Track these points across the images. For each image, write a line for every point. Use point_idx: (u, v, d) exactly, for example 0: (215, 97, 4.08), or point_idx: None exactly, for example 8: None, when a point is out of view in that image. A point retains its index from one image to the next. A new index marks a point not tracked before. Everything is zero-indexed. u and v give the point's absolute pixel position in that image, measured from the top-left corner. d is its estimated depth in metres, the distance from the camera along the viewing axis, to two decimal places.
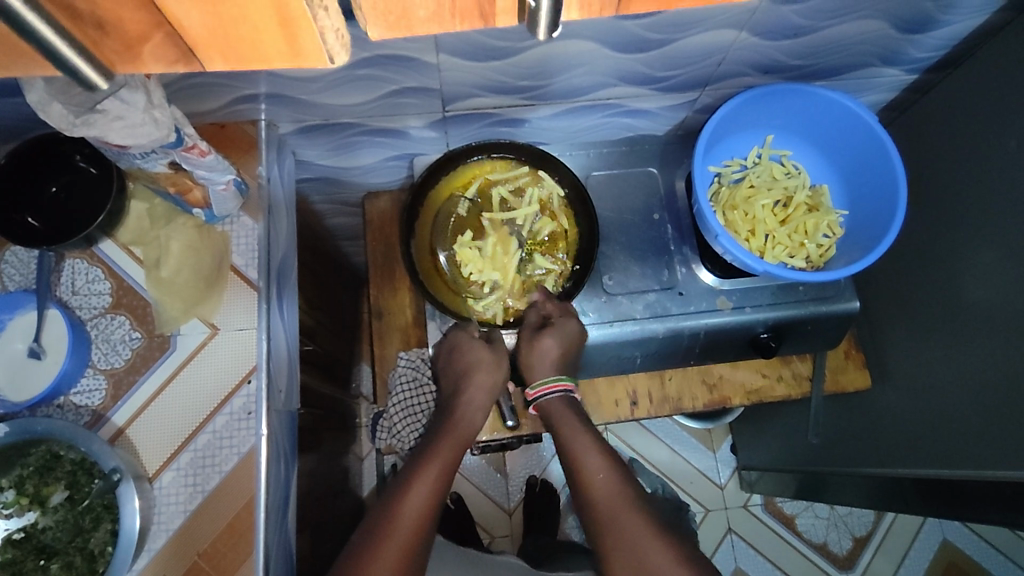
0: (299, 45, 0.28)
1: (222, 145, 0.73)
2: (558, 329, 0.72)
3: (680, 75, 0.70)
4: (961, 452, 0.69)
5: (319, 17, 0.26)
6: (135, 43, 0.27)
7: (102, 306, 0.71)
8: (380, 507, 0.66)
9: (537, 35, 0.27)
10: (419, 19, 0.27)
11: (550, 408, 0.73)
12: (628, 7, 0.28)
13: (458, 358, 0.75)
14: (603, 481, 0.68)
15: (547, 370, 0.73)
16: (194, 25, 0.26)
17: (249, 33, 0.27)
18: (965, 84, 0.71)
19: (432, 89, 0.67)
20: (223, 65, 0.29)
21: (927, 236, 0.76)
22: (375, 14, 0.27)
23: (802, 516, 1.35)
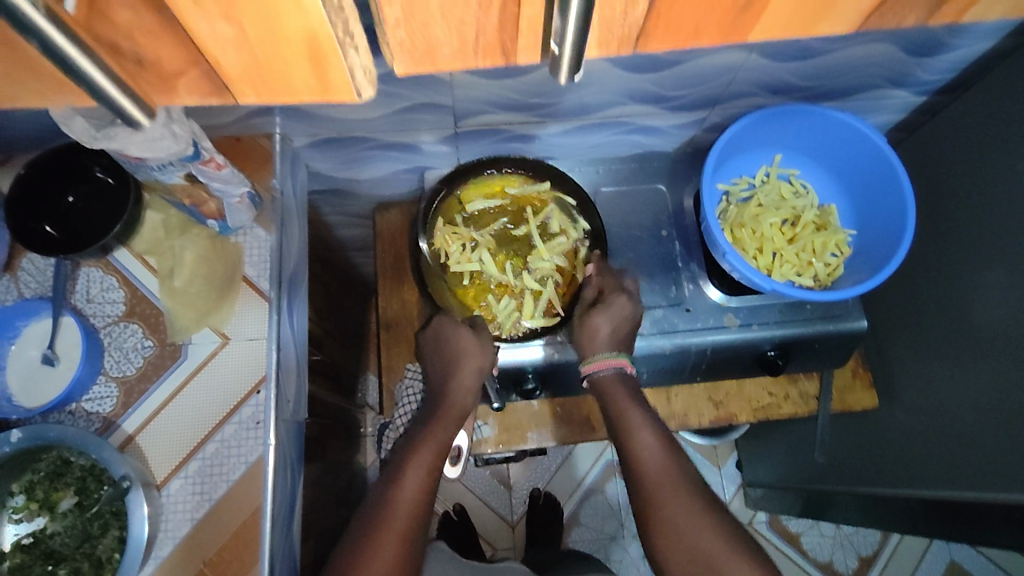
0: (327, 81, 0.31)
1: (237, 159, 0.74)
2: (611, 306, 0.72)
3: (689, 94, 0.71)
4: (970, 474, 0.68)
5: (348, 55, 0.29)
6: (170, 77, 0.31)
7: (116, 314, 0.72)
8: (380, 487, 0.67)
9: (557, 78, 0.32)
10: (446, 55, 0.30)
11: (603, 384, 0.71)
12: (643, 44, 0.32)
13: (445, 345, 0.74)
14: (651, 454, 0.67)
15: (600, 347, 0.72)
16: (229, 62, 0.29)
17: (281, 68, 0.30)
18: (973, 106, 0.71)
19: (445, 106, 0.68)
20: (253, 97, 0.32)
21: (935, 256, 0.77)
22: (404, 52, 0.30)
23: (807, 535, 1.34)
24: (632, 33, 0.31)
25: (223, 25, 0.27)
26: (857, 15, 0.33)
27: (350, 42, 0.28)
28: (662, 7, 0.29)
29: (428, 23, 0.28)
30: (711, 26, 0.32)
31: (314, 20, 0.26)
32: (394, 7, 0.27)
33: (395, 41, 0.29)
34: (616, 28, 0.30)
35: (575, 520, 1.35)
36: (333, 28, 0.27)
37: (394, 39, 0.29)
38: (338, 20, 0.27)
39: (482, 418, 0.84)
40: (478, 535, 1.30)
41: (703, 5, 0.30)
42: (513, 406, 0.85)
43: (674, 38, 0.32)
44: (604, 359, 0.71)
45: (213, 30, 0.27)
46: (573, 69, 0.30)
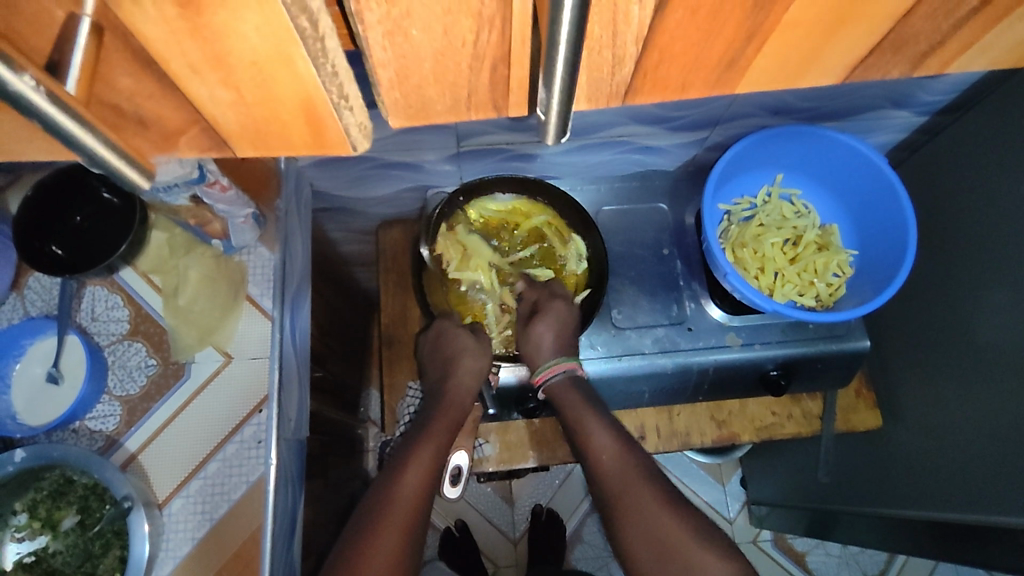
0: (323, 137, 0.32)
1: (240, 180, 0.68)
2: (547, 314, 0.73)
3: (691, 114, 0.72)
4: (976, 498, 0.68)
5: (343, 115, 0.30)
6: (172, 135, 0.32)
7: (120, 333, 0.73)
8: (380, 484, 0.64)
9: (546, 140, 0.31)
10: (439, 111, 0.31)
11: (554, 391, 0.71)
12: (632, 98, 0.33)
13: (444, 345, 0.75)
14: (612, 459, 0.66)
15: (548, 355, 0.72)
16: (229, 121, 0.31)
17: (277, 127, 0.31)
18: (975, 128, 0.71)
19: (447, 127, 0.69)
20: (252, 151, 0.34)
21: (938, 277, 0.76)
22: (398, 109, 0.31)
23: (813, 554, 1.33)
24: (621, 90, 0.32)
25: (221, 90, 0.28)
26: (841, 69, 0.33)
27: (345, 104, 0.30)
28: (653, 67, 0.30)
29: (421, 84, 0.29)
30: (700, 82, 0.32)
31: (310, 84, 0.28)
32: (388, 70, 0.28)
33: (389, 100, 0.30)
34: (605, 86, 0.31)
35: (578, 537, 1.34)
36: (326, 91, 0.28)
37: (388, 99, 0.30)
38: (333, 86, 0.28)
39: (484, 436, 0.84)
40: (480, 552, 1.30)
41: (694, 64, 0.30)
42: (515, 425, 0.85)
43: (660, 94, 0.33)
44: (548, 369, 0.72)
45: (212, 94, 0.29)
46: (559, 133, 0.30)
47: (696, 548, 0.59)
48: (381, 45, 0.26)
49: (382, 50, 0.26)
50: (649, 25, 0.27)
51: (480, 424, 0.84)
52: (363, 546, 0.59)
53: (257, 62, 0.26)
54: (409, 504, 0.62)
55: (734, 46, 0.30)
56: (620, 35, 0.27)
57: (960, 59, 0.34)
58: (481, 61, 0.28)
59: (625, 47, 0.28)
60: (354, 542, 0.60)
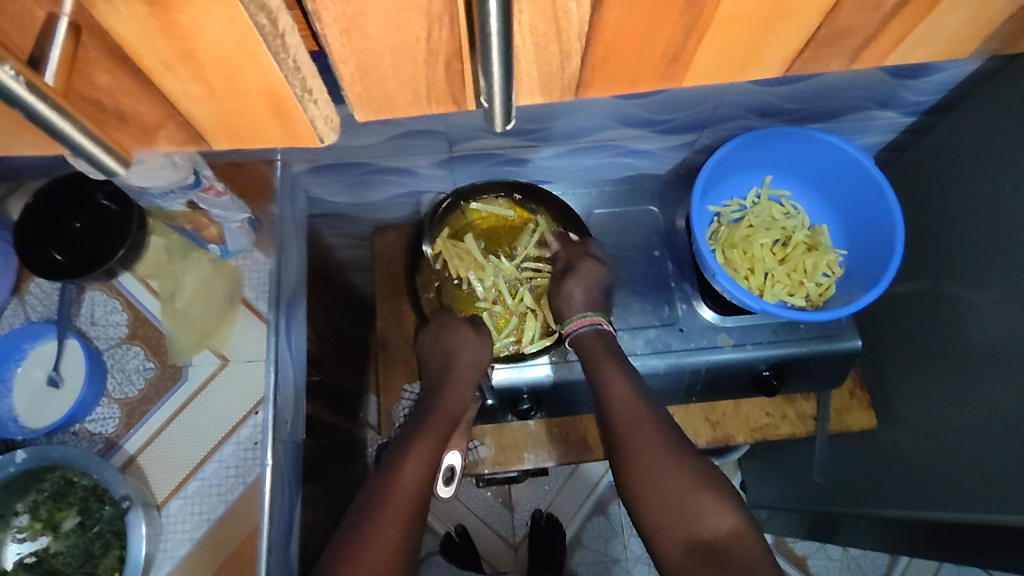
0: (293, 129, 0.34)
1: (236, 186, 0.73)
2: (579, 273, 0.77)
3: (680, 117, 0.73)
4: (970, 496, 0.68)
5: (308, 108, 0.32)
6: (151, 129, 0.34)
7: (118, 337, 0.74)
8: (378, 478, 0.65)
9: (494, 123, 0.32)
10: (401, 104, 0.33)
11: (581, 341, 0.73)
12: (586, 91, 0.34)
13: (443, 339, 0.77)
14: (627, 402, 0.67)
15: (576, 310, 0.76)
16: (202, 116, 0.32)
17: (249, 121, 0.33)
18: (961, 128, 0.72)
19: (439, 132, 0.70)
20: (226, 143, 0.35)
21: (928, 276, 0.77)
22: (362, 103, 0.32)
23: (814, 557, 1.32)
24: (573, 83, 0.33)
25: (192, 85, 0.30)
26: (781, 62, 0.35)
27: (309, 98, 0.31)
28: (600, 61, 0.31)
29: (382, 79, 0.30)
30: (648, 75, 0.33)
31: (275, 79, 0.29)
32: (349, 66, 0.29)
33: (351, 94, 0.31)
34: (556, 80, 0.32)
35: (578, 541, 1.34)
36: (289, 83, 0.29)
37: (351, 93, 0.31)
38: (296, 80, 0.29)
39: (480, 438, 0.85)
40: (479, 557, 1.30)
41: (641, 59, 0.32)
42: (509, 427, 0.86)
43: (612, 86, 0.34)
44: (580, 319, 0.74)
45: (184, 89, 0.30)
46: (505, 119, 0.31)
47: (694, 489, 0.62)
48: (340, 41, 0.27)
49: (341, 45, 0.27)
50: (590, 21, 0.28)
51: (475, 426, 0.85)
52: (362, 539, 0.59)
53: (225, 58, 0.28)
54: (406, 498, 0.62)
55: (674, 42, 0.31)
56: (563, 32, 0.28)
57: (897, 50, 0.35)
58: (435, 57, 0.29)
59: (570, 42, 0.29)
60: (351, 536, 0.60)
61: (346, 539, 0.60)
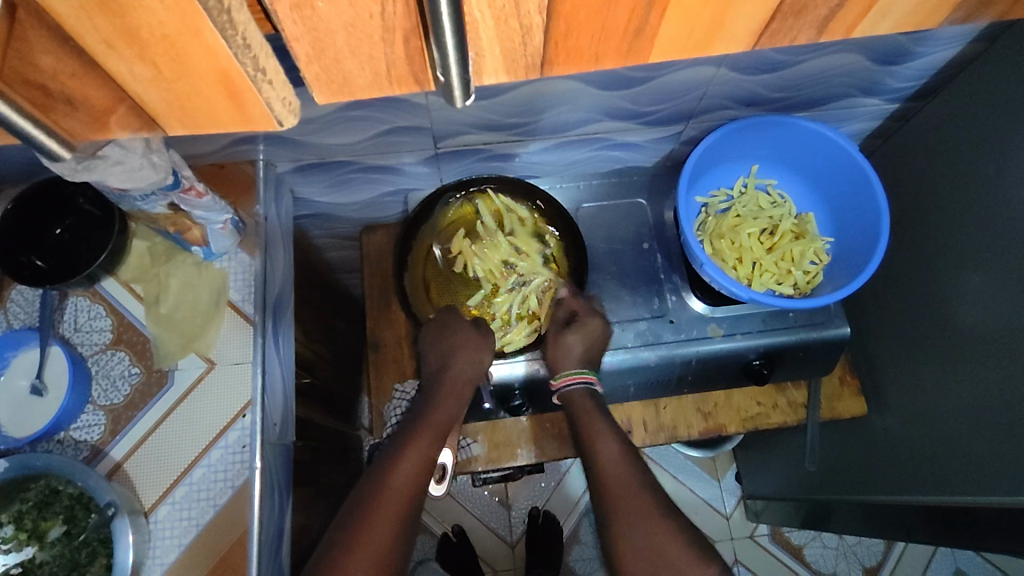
0: (247, 112, 0.32)
1: (220, 187, 0.76)
2: (584, 326, 0.75)
3: (665, 109, 0.72)
4: (960, 480, 0.68)
5: (263, 89, 0.30)
6: (102, 115, 0.31)
7: (103, 342, 0.73)
8: (374, 474, 0.65)
9: (454, 100, 0.32)
10: (360, 85, 0.31)
11: (570, 399, 0.73)
12: (550, 70, 0.33)
13: (446, 336, 0.75)
14: (615, 469, 0.66)
15: (571, 364, 0.74)
16: (154, 100, 0.30)
17: (203, 104, 0.31)
18: (944, 112, 0.72)
19: (423, 128, 0.70)
20: (182, 129, 0.33)
21: (914, 262, 0.77)
22: (320, 85, 0.31)
23: (810, 546, 1.33)
24: (537, 62, 0.32)
25: (139, 66, 0.28)
26: (750, 35, 0.34)
27: (263, 78, 0.30)
28: (563, 37, 0.31)
29: (339, 58, 0.29)
30: (611, 53, 0.33)
31: (223, 58, 0.28)
32: (304, 44, 0.28)
33: (309, 76, 0.30)
34: (520, 57, 0.31)
35: (575, 537, 1.34)
36: (240, 62, 0.28)
37: (308, 74, 0.30)
38: (246, 59, 0.28)
39: (471, 436, 0.85)
40: (476, 557, 1.29)
41: (602, 35, 0.31)
42: (503, 423, 0.86)
43: (577, 66, 0.33)
44: (572, 375, 0.73)
45: (131, 71, 0.28)
46: (464, 95, 0.31)
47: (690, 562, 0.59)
48: (291, 18, 0.26)
49: (293, 22, 0.27)
50: None
51: (468, 424, 0.85)
52: (356, 534, 0.59)
53: (168, 35, 0.26)
54: (399, 498, 0.62)
55: (636, 16, 0.30)
56: (522, 4, 0.28)
57: (863, 23, 0.36)
58: (393, 34, 0.28)
59: (530, 17, 0.29)
60: (344, 530, 0.60)
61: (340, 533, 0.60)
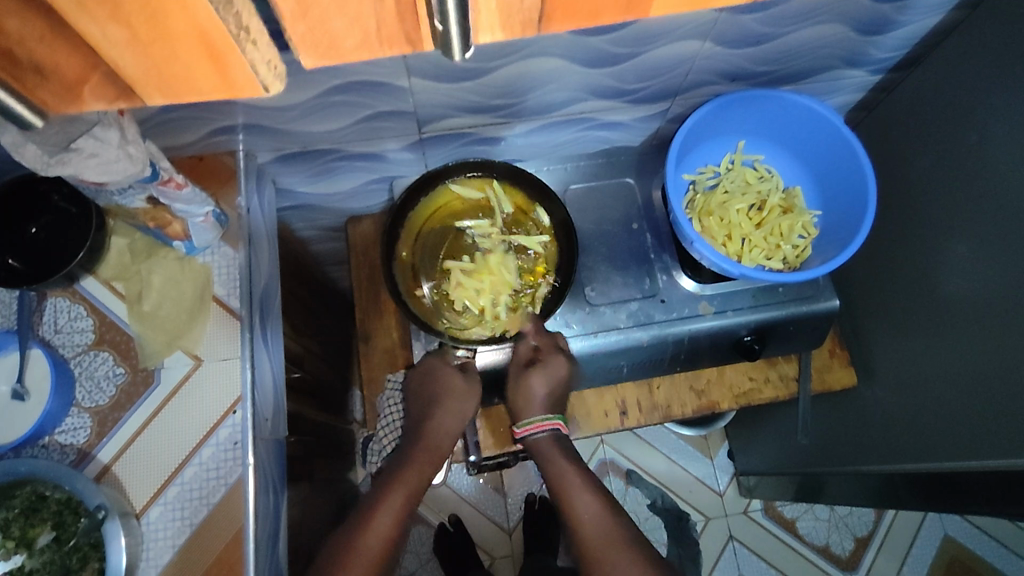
0: (230, 77, 0.29)
1: (199, 178, 0.73)
2: (547, 368, 0.75)
3: (651, 86, 0.72)
4: (951, 446, 0.69)
5: (247, 51, 0.28)
6: (75, 85, 0.28)
7: (85, 343, 0.71)
8: (349, 527, 0.67)
9: (452, 58, 0.30)
10: (349, 48, 0.29)
11: (536, 447, 0.75)
12: (549, 25, 0.31)
13: (432, 382, 0.77)
14: (591, 521, 0.67)
15: (536, 411, 0.75)
16: (129, 65, 0.28)
17: (182, 69, 0.28)
18: (926, 82, 0.73)
19: (407, 113, 0.69)
20: (161, 99, 0.30)
21: (900, 233, 0.78)
22: (307, 48, 0.29)
23: (803, 519, 1.35)
24: (535, 16, 0.30)
25: (112, 28, 0.25)
26: None
27: (247, 37, 0.27)
28: None
29: (324, 17, 0.27)
30: (612, 8, 0.30)
31: (203, 19, 0.25)
32: (289, 1, 0.26)
33: (295, 37, 0.28)
34: (516, 11, 0.29)
35: None
36: (222, 20, 0.25)
37: (294, 35, 0.28)
38: (229, 15, 0.25)
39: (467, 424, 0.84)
40: (475, 546, 1.30)
41: None
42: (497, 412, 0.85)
43: (576, 21, 0.31)
44: (540, 422, 0.74)
45: (104, 32, 0.25)
46: (463, 47, 0.29)
47: None
48: None
49: None
50: None
51: None
52: None
53: None
54: (373, 552, 0.64)
55: None
56: None
57: None
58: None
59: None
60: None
61: None
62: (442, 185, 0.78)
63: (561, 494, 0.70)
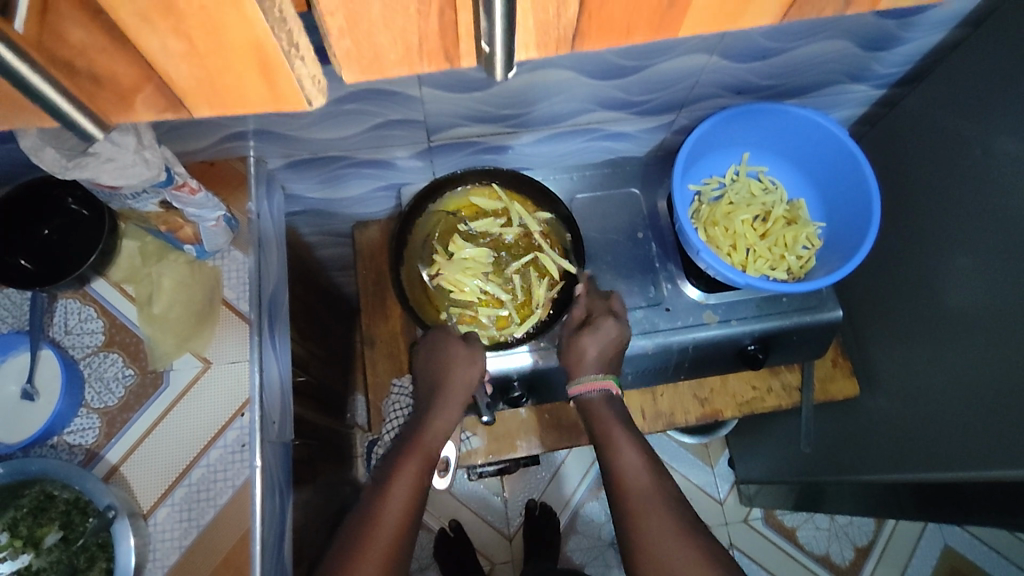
0: (278, 90, 0.30)
1: (212, 183, 0.74)
2: (598, 329, 0.74)
3: (658, 98, 0.73)
4: (953, 457, 0.69)
5: (295, 65, 0.28)
6: (128, 95, 0.29)
7: (95, 345, 0.72)
8: (367, 502, 0.67)
9: (494, 75, 0.30)
10: (391, 62, 0.30)
11: (589, 404, 0.75)
12: (582, 43, 0.32)
13: (436, 356, 0.75)
14: (633, 476, 0.68)
15: (588, 370, 0.74)
16: (183, 77, 0.28)
17: (234, 81, 0.29)
18: (929, 98, 0.74)
19: (417, 121, 0.70)
20: (209, 110, 0.31)
21: (902, 245, 0.79)
22: (351, 62, 0.30)
23: (802, 528, 1.35)
24: (569, 34, 0.31)
25: (172, 40, 0.26)
26: (778, 7, 0.32)
27: (297, 52, 0.28)
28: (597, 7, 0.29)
29: (371, 31, 0.28)
30: (643, 24, 0.31)
31: (259, 30, 0.26)
32: (338, 19, 0.27)
33: (340, 51, 0.29)
34: (553, 29, 0.30)
35: (572, 527, 1.35)
36: (275, 35, 0.26)
37: (340, 49, 0.29)
38: (281, 32, 0.26)
39: (471, 429, 0.85)
40: (475, 552, 1.30)
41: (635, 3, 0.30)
42: (501, 415, 0.86)
43: (608, 39, 0.32)
44: (594, 381, 0.73)
45: (164, 46, 0.27)
46: (506, 66, 0.29)
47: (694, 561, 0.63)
48: None
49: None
50: None
51: (466, 417, 0.85)
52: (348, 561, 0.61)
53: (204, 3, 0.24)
54: (393, 525, 0.64)
55: None
56: None
57: None
58: (428, 4, 0.27)
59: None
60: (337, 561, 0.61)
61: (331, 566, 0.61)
62: (429, 204, 0.79)
63: (609, 448, 0.71)
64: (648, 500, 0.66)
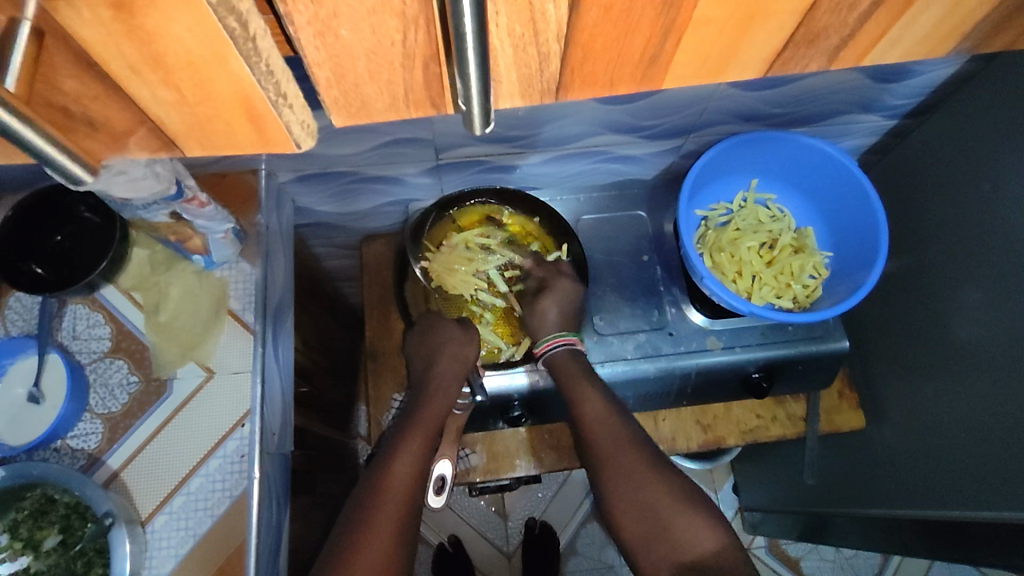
0: (267, 135, 0.32)
1: (223, 196, 0.74)
2: (555, 289, 0.76)
3: (665, 123, 0.73)
4: (961, 497, 0.67)
5: (283, 113, 0.30)
6: (121, 135, 0.31)
7: (102, 351, 0.73)
8: (366, 484, 0.65)
9: (472, 129, 0.29)
10: (379, 109, 0.31)
11: (554, 362, 0.73)
12: (567, 92, 0.32)
13: (431, 338, 0.76)
14: (600, 424, 0.70)
15: (549, 329, 0.75)
16: (173, 121, 0.30)
17: (222, 126, 0.31)
18: (941, 131, 0.73)
19: (424, 140, 0.70)
20: (200, 149, 0.33)
21: (911, 278, 0.78)
22: (339, 108, 0.31)
23: (807, 559, 1.33)
24: (553, 86, 0.32)
25: (163, 90, 0.28)
26: (762, 62, 0.33)
27: (284, 102, 0.29)
28: (580, 64, 0.30)
29: (357, 83, 0.29)
30: (626, 79, 0.32)
31: (246, 83, 0.28)
32: (324, 70, 0.28)
33: (328, 98, 0.30)
34: (536, 82, 0.31)
35: (573, 548, 1.34)
36: (262, 87, 0.28)
37: (327, 97, 0.30)
38: (269, 84, 0.28)
39: (470, 446, 0.84)
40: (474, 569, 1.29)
41: (620, 60, 0.30)
42: (501, 434, 0.85)
43: (593, 91, 0.33)
44: (549, 341, 0.73)
45: (155, 96, 0.28)
46: (483, 123, 0.29)
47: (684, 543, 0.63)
48: (314, 45, 0.26)
49: (315, 50, 0.26)
50: (568, 22, 0.27)
51: (466, 435, 0.84)
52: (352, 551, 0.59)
53: (194, 61, 0.26)
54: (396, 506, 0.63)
55: (652, 44, 0.30)
56: (541, 34, 0.28)
57: (874, 51, 0.34)
58: (413, 60, 0.28)
59: (549, 44, 0.28)
60: (343, 546, 0.59)
61: (335, 553, 0.59)
62: (445, 217, 0.79)
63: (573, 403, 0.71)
64: (617, 449, 0.68)
